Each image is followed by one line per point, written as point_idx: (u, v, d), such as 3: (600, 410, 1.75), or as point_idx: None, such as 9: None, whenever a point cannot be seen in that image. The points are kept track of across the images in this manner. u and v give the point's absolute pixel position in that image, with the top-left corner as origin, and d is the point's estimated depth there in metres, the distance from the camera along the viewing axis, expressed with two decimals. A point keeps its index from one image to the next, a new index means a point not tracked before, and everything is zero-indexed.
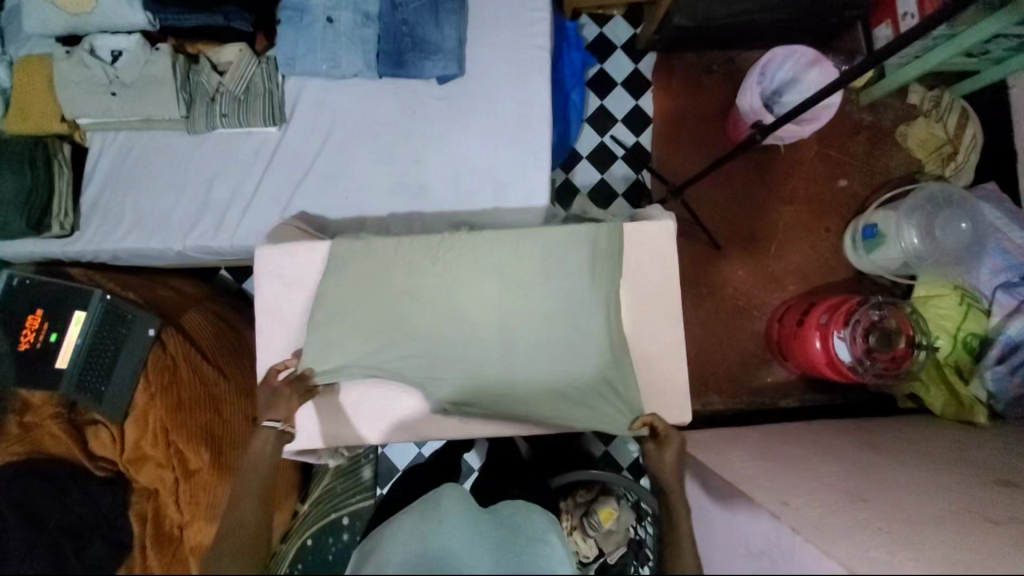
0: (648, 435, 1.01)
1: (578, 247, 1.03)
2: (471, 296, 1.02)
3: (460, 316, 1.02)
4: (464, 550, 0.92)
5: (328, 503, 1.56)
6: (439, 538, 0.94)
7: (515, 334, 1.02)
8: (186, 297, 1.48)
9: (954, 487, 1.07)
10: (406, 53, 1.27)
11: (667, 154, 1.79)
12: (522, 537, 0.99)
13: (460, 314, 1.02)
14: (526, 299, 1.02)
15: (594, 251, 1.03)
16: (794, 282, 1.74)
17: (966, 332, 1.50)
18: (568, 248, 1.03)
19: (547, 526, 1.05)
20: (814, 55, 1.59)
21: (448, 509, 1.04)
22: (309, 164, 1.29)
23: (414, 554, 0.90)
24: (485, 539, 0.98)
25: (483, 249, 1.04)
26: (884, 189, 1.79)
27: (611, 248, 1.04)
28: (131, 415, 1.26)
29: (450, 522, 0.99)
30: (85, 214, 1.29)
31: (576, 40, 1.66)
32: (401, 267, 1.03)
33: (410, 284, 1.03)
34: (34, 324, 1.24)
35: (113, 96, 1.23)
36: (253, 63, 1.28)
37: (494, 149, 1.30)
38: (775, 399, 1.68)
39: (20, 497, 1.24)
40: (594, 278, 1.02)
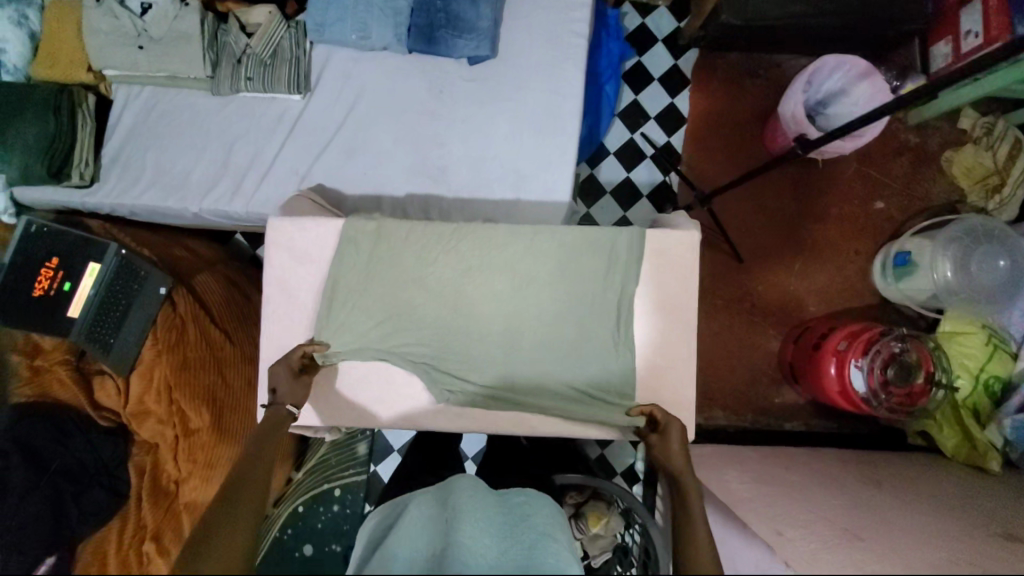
0: (648, 424, 0.98)
1: (597, 251, 1.00)
2: (480, 291, 1.00)
3: (468, 309, 1.00)
4: (471, 535, 0.93)
5: (321, 472, 1.60)
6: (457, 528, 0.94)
7: (520, 333, 1.00)
8: (199, 260, 1.47)
9: (956, 533, 1.03)
10: (439, 28, 1.23)
11: (698, 159, 1.73)
12: (527, 532, 0.98)
13: (467, 306, 1.00)
14: (536, 298, 1.00)
15: (612, 256, 1.00)
16: (815, 303, 1.69)
17: (989, 374, 1.44)
18: (585, 249, 1.00)
19: (558, 518, 1.05)
20: (866, 68, 1.49)
21: (457, 505, 1.01)
22: (330, 137, 1.27)
23: (423, 556, 0.88)
24: (493, 525, 0.99)
25: (500, 241, 1.00)
26: (921, 216, 1.71)
27: (632, 255, 0.99)
28: (137, 369, 1.27)
29: (450, 518, 0.97)
30: (106, 166, 1.29)
31: (616, 29, 1.59)
32: (412, 251, 1.01)
33: (419, 271, 1.01)
34: (49, 272, 1.25)
35: (141, 50, 1.22)
36: (282, 27, 1.25)
37: (519, 138, 1.25)
38: (781, 421, 1.65)
39: (25, 437, 1.28)
40: (608, 284, 1.00)
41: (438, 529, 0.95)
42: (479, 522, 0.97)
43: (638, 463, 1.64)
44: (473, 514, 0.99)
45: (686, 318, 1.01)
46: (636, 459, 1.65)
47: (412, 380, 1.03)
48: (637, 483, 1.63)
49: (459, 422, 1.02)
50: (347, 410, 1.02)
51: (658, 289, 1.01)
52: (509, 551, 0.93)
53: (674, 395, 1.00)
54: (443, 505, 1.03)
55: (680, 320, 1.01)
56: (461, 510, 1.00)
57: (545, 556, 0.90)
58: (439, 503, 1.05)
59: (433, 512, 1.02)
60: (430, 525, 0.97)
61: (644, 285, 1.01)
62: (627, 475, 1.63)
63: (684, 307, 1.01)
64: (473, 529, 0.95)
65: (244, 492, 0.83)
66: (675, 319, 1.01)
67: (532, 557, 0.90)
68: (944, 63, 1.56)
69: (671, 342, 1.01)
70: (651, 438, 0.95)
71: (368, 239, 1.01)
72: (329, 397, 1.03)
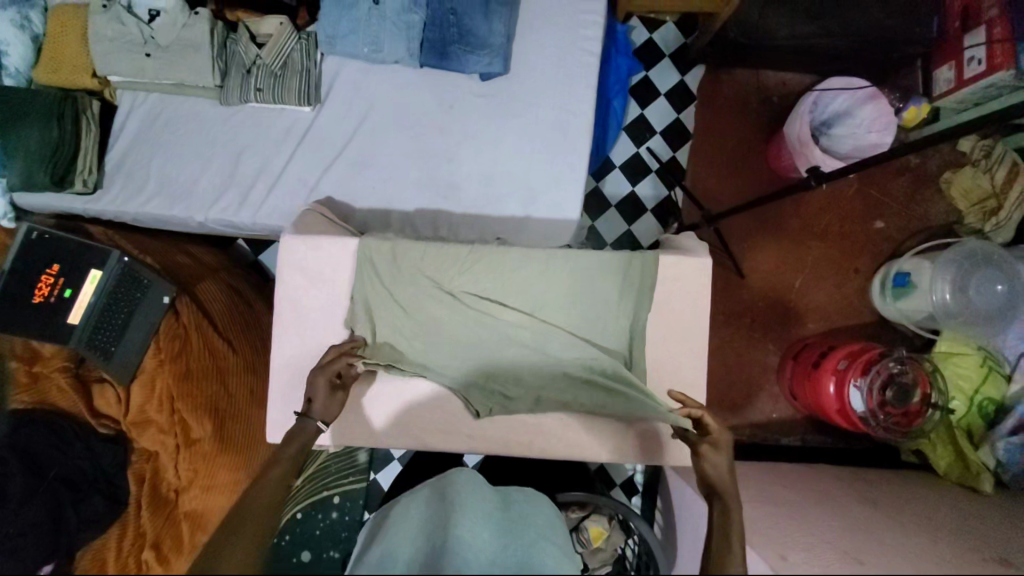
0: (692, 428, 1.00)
1: (609, 275, 1.00)
2: (497, 312, 1.01)
3: (482, 329, 1.02)
4: (470, 532, 0.86)
5: (321, 480, 1.58)
6: (454, 524, 0.86)
7: (534, 354, 1.02)
8: (203, 267, 1.45)
9: (951, 556, 1.05)
10: (451, 44, 1.22)
11: (704, 175, 1.74)
12: (527, 530, 0.92)
13: (483, 325, 1.02)
14: (550, 321, 1.02)
15: (623, 279, 1.01)
16: (815, 320, 1.71)
17: (983, 397, 1.48)
18: (597, 273, 1.00)
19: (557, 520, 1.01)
20: (871, 90, 1.51)
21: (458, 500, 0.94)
22: (342, 149, 1.26)
23: (419, 558, 0.81)
24: (490, 519, 0.92)
25: (513, 264, 1.00)
26: (920, 236, 1.74)
27: (645, 278, 1.01)
28: (139, 379, 1.26)
29: (446, 511, 0.91)
30: (109, 173, 1.28)
31: (625, 45, 1.59)
32: (427, 272, 1.01)
33: (434, 292, 1.01)
34: (50, 278, 1.23)
35: (147, 57, 1.20)
36: (293, 38, 1.24)
37: (530, 155, 1.26)
38: (778, 435, 1.67)
39: (23, 444, 1.27)
40: (620, 310, 1.01)
41: (437, 521, 0.89)
42: (477, 518, 0.91)
43: (637, 474, 1.63)
44: (472, 509, 0.93)
45: (696, 341, 1.05)
46: (634, 471, 1.63)
47: (434, 396, 1.07)
48: (636, 495, 1.62)
49: (471, 445, 1.06)
50: (367, 429, 1.06)
51: (670, 314, 1.04)
52: (506, 548, 0.86)
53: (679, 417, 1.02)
54: (441, 498, 0.96)
55: (684, 340, 1.05)
56: (459, 503, 0.93)
57: (543, 557, 0.84)
58: (438, 495, 0.98)
59: (432, 507, 0.94)
60: (427, 520, 0.91)
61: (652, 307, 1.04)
62: (626, 487, 1.62)
63: (696, 329, 1.05)
64: (471, 523, 0.88)
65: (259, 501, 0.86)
66: (684, 342, 1.05)
67: (528, 553, 0.85)
68: (946, 87, 1.58)
69: (677, 364, 1.05)
70: (701, 448, 0.96)
71: (384, 260, 1.01)
72: (347, 415, 1.06)
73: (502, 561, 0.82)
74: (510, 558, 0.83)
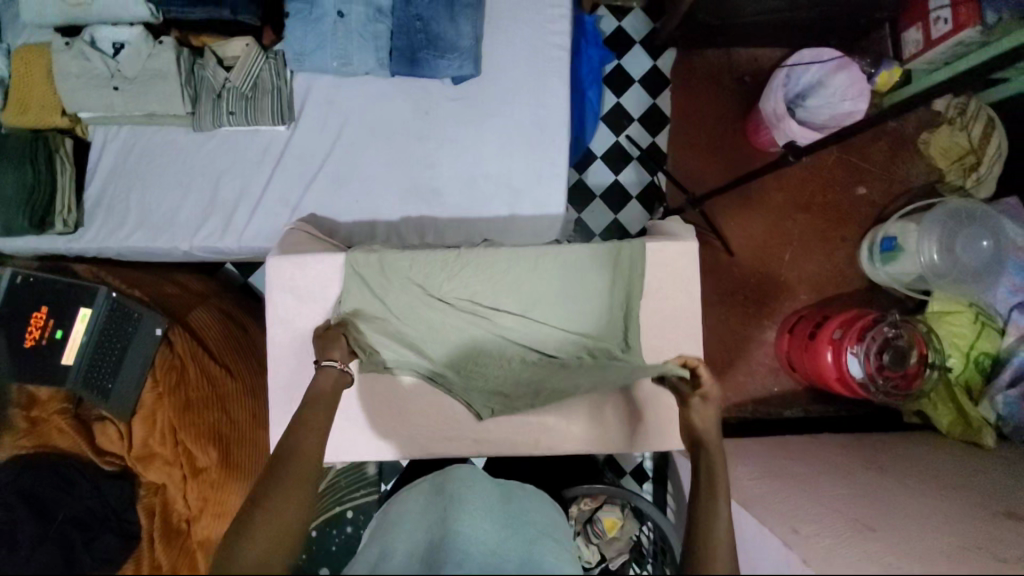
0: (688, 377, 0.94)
1: (596, 268, 1.01)
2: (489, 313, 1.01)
3: (478, 331, 1.02)
4: (470, 529, 0.83)
5: (331, 495, 1.57)
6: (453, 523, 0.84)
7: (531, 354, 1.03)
8: (192, 295, 1.44)
9: (959, 515, 1.07)
10: (420, 50, 1.22)
11: (685, 158, 1.74)
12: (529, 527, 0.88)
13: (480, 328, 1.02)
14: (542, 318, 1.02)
15: (612, 269, 1.01)
16: (807, 291, 1.72)
17: (979, 351, 1.49)
18: (582, 266, 1.00)
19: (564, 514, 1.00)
20: (841, 58, 1.52)
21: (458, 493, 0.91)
22: (321, 165, 1.26)
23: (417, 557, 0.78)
24: (493, 511, 0.89)
25: (501, 266, 1.00)
26: (903, 200, 1.75)
27: (632, 267, 1.01)
28: (139, 414, 1.25)
29: (445, 510, 0.88)
30: (89, 211, 1.27)
31: (594, 35, 1.59)
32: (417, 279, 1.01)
33: (425, 298, 1.01)
34: (39, 320, 1.22)
35: (116, 91, 1.20)
36: (261, 58, 1.24)
37: (509, 154, 1.25)
38: (781, 409, 1.68)
39: (29, 489, 1.25)
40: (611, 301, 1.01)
41: (433, 518, 0.87)
42: (477, 508, 0.88)
43: (646, 461, 1.62)
44: (472, 500, 0.90)
45: (689, 323, 1.06)
46: (643, 459, 1.62)
47: (436, 403, 1.07)
48: (647, 482, 1.62)
49: (476, 447, 1.07)
50: (370, 440, 1.06)
51: (663, 301, 1.05)
52: (508, 541, 0.83)
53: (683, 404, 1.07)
54: (439, 492, 0.94)
55: (684, 325, 1.06)
56: (455, 496, 0.91)
57: (545, 555, 0.81)
58: (437, 490, 0.95)
59: (430, 501, 0.93)
60: (421, 519, 0.88)
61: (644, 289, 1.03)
62: (636, 475, 1.62)
63: (688, 312, 1.06)
64: (470, 513, 0.86)
65: (286, 471, 0.81)
66: (678, 326, 1.06)
67: (531, 551, 0.81)
68: (916, 49, 1.59)
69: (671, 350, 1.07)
70: (692, 400, 0.92)
71: (373, 271, 1.01)
72: (348, 429, 1.06)
73: (509, 554, 0.79)
74: (521, 553, 0.80)
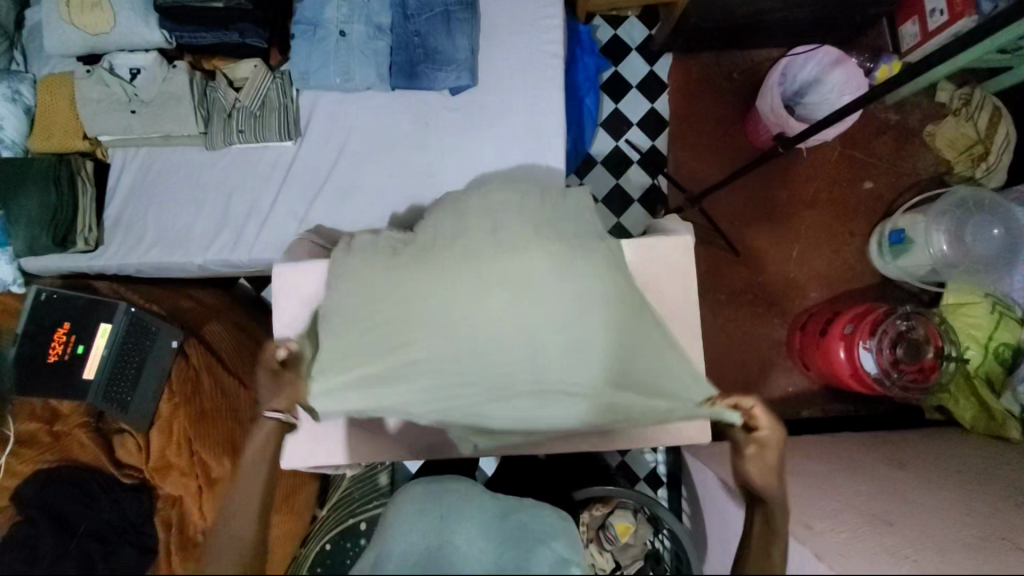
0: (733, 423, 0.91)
1: (630, 375, 0.93)
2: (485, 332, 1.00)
3: (461, 376, 0.91)
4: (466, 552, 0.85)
5: (346, 506, 1.44)
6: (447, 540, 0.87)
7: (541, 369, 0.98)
8: (208, 309, 1.48)
9: (983, 511, 1.04)
10: (419, 63, 1.26)
11: (686, 159, 1.75)
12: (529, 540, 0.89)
13: (454, 362, 0.90)
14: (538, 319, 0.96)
15: (639, 385, 0.93)
16: (817, 288, 1.69)
17: (999, 341, 1.45)
18: (620, 367, 0.92)
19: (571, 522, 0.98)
20: (839, 54, 1.52)
21: (453, 502, 0.92)
22: (326, 177, 1.30)
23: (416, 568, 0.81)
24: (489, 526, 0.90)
25: (476, 292, 0.90)
26: (911, 192, 1.73)
27: (688, 378, 0.95)
28: (156, 425, 1.28)
29: (442, 525, 0.89)
30: (109, 229, 1.33)
31: (589, 44, 1.62)
32: (365, 314, 0.93)
33: (389, 347, 0.92)
34: (62, 336, 1.26)
35: (133, 114, 1.27)
36: (268, 77, 1.30)
37: (507, 161, 1.28)
38: (796, 408, 1.64)
39: (51, 503, 1.25)
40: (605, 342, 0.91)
41: (431, 527, 0.89)
42: (469, 522, 0.90)
43: (660, 465, 1.60)
44: (469, 514, 0.91)
45: (690, 318, 1.07)
46: (656, 462, 1.60)
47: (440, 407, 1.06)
48: (661, 488, 1.59)
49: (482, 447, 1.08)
50: (377, 444, 1.08)
51: (662, 294, 1.07)
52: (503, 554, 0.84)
53: None
54: (435, 499, 0.93)
55: (686, 323, 1.07)
56: (452, 506, 0.92)
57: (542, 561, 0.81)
58: (434, 496, 0.94)
59: (424, 504, 0.92)
60: (420, 527, 0.89)
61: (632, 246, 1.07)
62: (650, 480, 1.59)
63: (686, 307, 1.07)
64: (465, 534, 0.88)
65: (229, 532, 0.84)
66: (679, 323, 1.07)
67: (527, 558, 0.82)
68: (913, 42, 1.59)
69: None
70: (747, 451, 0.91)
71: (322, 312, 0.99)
72: (356, 430, 1.08)
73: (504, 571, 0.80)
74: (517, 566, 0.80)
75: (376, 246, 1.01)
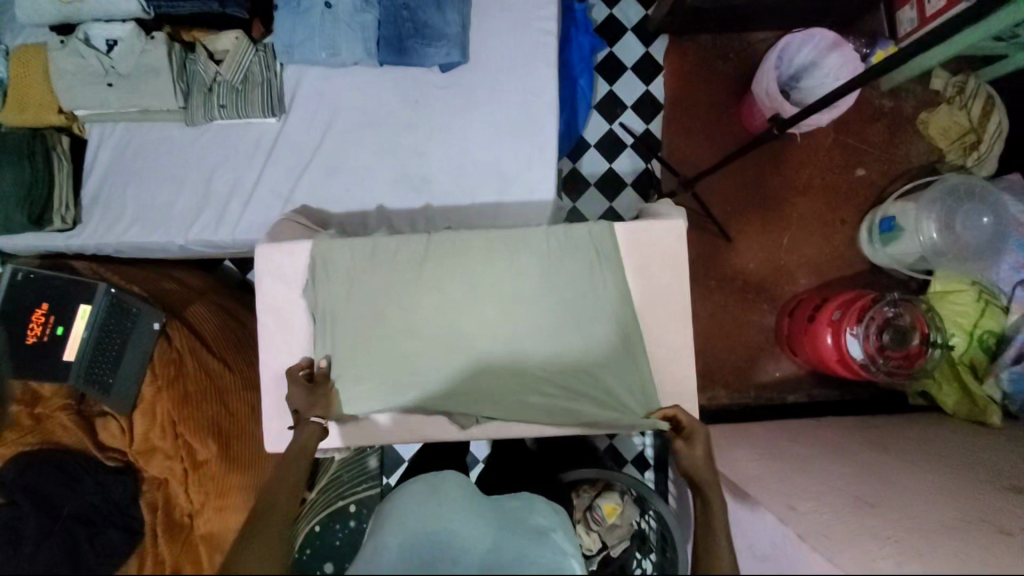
0: (671, 430, 1.01)
1: (595, 385, 1.04)
2: (472, 319, 1.03)
3: (462, 384, 1.03)
4: (463, 536, 0.85)
5: (334, 489, 1.45)
6: (440, 525, 0.86)
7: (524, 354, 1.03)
8: (190, 291, 1.45)
9: (964, 494, 1.05)
10: (407, 38, 1.22)
11: (679, 143, 1.73)
12: (523, 530, 0.89)
13: (454, 359, 1.03)
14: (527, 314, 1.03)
15: (603, 391, 1.04)
16: (806, 275, 1.70)
17: (984, 329, 1.47)
18: (591, 379, 1.03)
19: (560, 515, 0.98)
20: (835, 38, 1.50)
21: (447, 495, 0.93)
22: (311, 155, 1.27)
23: (412, 547, 0.81)
24: (484, 519, 0.90)
25: (472, 301, 1.03)
26: (902, 179, 1.73)
27: (643, 389, 1.04)
28: (140, 408, 1.25)
29: (438, 509, 0.89)
30: (87, 208, 1.29)
31: (584, 22, 1.58)
32: (374, 325, 1.04)
33: (397, 355, 1.03)
34: (40, 317, 1.23)
35: (110, 87, 1.22)
36: (251, 50, 1.26)
37: (498, 142, 1.26)
38: (782, 394, 1.66)
39: (34, 485, 1.23)
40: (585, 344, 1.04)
41: (426, 513, 0.88)
42: (470, 515, 0.90)
43: (648, 449, 1.61)
44: (467, 507, 0.92)
45: (679, 303, 1.07)
46: (644, 446, 1.61)
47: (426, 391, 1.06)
48: (648, 470, 1.60)
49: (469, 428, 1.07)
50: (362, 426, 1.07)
51: (651, 278, 1.07)
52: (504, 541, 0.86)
53: (677, 384, 1.07)
54: (434, 492, 0.93)
55: (674, 307, 1.07)
56: (453, 498, 0.92)
57: (543, 550, 0.83)
58: (431, 488, 0.94)
59: (421, 495, 0.92)
60: (414, 513, 0.88)
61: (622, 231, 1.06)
62: (638, 463, 1.60)
63: (676, 291, 1.07)
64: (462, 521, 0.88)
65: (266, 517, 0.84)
66: (668, 307, 1.07)
67: (529, 547, 0.84)
68: (910, 27, 1.57)
69: (664, 330, 1.07)
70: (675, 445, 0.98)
71: (325, 312, 1.05)
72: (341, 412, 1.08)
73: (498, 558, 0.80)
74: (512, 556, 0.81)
75: (371, 246, 1.06)
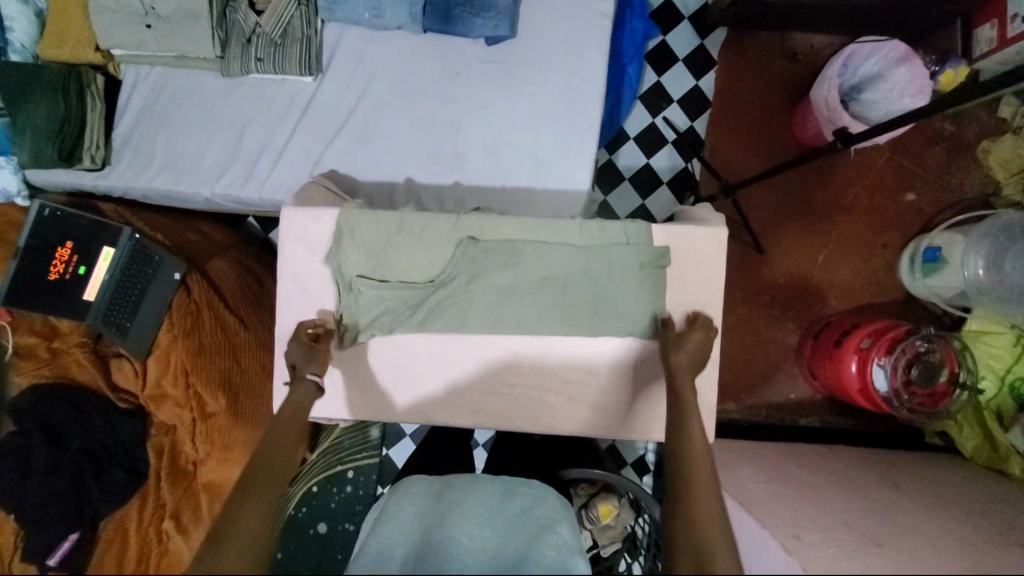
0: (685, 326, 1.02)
1: None
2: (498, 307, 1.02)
3: (479, 368, 1.05)
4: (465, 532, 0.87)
5: (336, 454, 1.46)
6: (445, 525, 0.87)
7: (542, 346, 1.04)
8: (213, 244, 1.45)
9: (977, 544, 1.02)
10: (455, 7, 1.17)
11: (723, 146, 1.66)
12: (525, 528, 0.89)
13: (474, 343, 1.05)
14: (549, 309, 1.01)
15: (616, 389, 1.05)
16: (838, 298, 1.64)
17: (1016, 376, 1.42)
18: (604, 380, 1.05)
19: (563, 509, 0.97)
20: (906, 51, 1.41)
21: (452, 500, 0.94)
22: (345, 120, 1.23)
23: (417, 545, 0.84)
24: (489, 516, 0.92)
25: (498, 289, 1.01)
26: (953, 209, 1.64)
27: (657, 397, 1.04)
28: (155, 353, 1.25)
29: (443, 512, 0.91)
30: (117, 149, 1.29)
31: (641, 7, 1.50)
32: (398, 300, 1.03)
33: (421, 330, 1.04)
34: (63, 255, 1.22)
35: (148, 29, 1.19)
36: (292, 4, 1.20)
37: (537, 126, 1.21)
38: (795, 415, 1.62)
39: (46, 417, 1.25)
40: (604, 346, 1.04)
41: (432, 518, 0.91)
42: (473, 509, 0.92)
43: (649, 454, 1.59)
44: (472, 504, 0.93)
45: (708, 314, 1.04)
46: (646, 450, 1.59)
47: (446, 366, 1.06)
48: (648, 475, 1.59)
49: (475, 417, 1.07)
50: (372, 400, 1.07)
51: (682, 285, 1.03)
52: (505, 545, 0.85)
53: None
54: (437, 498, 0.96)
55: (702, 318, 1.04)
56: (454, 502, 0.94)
57: (547, 550, 0.83)
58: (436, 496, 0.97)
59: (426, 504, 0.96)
60: (420, 517, 0.92)
61: (660, 233, 1.03)
62: (637, 466, 1.59)
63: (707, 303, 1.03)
64: (467, 519, 0.89)
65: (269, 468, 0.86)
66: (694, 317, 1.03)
67: (528, 549, 0.83)
68: (988, 48, 1.46)
69: None
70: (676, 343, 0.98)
71: (348, 283, 1.03)
72: (349, 368, 1.07)
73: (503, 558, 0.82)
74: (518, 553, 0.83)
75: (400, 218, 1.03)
